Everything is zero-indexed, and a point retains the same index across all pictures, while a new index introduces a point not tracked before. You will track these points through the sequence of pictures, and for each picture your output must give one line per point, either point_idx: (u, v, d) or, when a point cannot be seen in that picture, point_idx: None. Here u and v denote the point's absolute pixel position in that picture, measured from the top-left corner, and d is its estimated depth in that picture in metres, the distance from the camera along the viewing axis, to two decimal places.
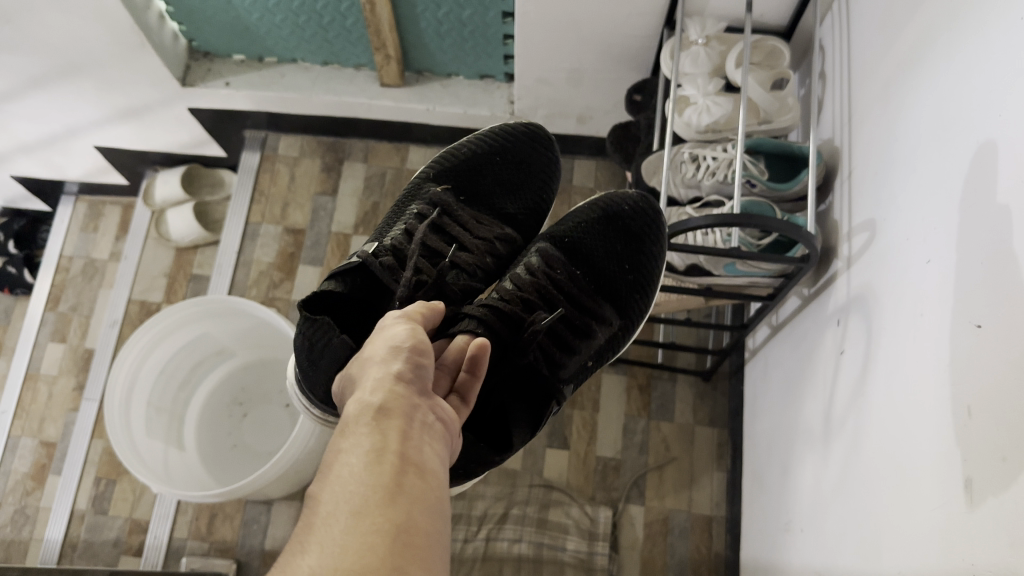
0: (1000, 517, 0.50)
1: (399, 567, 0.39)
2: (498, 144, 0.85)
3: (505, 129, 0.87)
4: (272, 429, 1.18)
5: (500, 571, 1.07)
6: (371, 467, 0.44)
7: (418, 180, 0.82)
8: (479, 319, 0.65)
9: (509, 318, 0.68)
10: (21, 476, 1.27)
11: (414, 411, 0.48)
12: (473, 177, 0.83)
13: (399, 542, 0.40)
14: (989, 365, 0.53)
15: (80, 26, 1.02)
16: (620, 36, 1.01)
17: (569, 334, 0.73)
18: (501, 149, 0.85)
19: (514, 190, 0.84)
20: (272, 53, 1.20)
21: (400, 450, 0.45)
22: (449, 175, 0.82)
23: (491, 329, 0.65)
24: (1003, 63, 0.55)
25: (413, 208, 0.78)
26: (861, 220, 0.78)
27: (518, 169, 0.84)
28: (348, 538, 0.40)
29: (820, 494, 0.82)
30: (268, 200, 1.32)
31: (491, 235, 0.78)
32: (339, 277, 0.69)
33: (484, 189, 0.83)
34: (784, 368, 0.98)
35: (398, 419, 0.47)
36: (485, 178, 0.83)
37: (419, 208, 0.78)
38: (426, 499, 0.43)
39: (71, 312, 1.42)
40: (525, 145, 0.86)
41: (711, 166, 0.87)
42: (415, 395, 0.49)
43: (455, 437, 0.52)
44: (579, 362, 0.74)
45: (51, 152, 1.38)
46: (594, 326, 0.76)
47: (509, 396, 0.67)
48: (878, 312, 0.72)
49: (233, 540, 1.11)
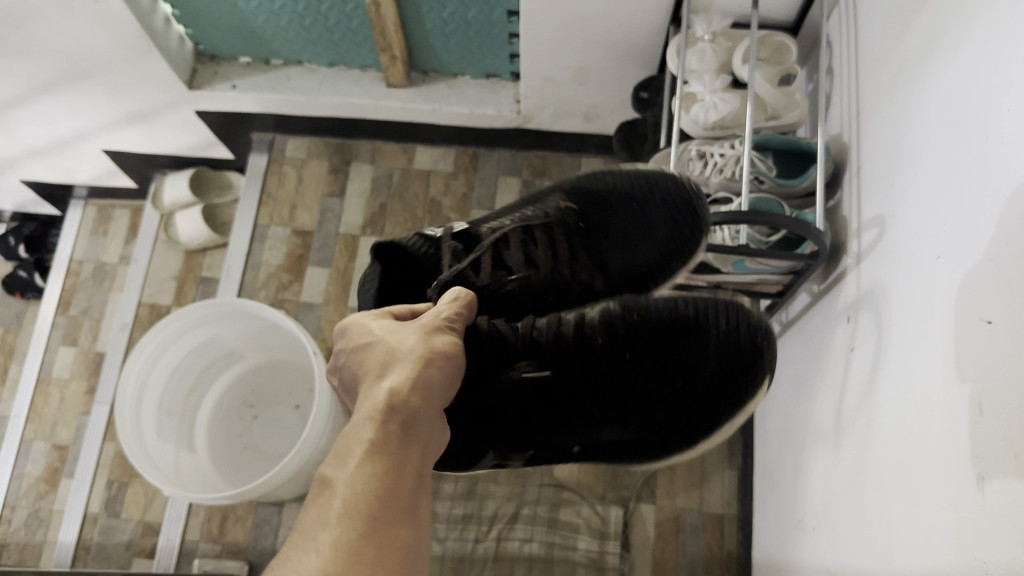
0: (1012, 513, 0.49)
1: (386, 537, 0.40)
2: (648, 189, 0.75)
3: (671, 191, 0.73)
4: (283, 431, 1.18)
5: (512, 571, 1.07)
6: (388, 473, 0.43)
7: (558, 185, 0.81)
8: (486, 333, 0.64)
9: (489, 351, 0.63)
10: (34, 479, 1.27)
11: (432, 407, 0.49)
12: (604, 208, 0.78)
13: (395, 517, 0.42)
14: (1000, 362, 0.52)
15: (86, 31, 1.02)
16: (626, 33, 1.01)
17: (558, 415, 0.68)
18: (641, 194, 0.75)
19: (622, 245, 0.78)
20: (277, 55, 1.21)
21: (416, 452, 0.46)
22: (583, 195, 0.79)
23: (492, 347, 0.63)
24: (1010, 56, 0.55)
25: (537, 212, 0.79)
26: (870, 215, 0.78)
27: (627, 231, 0.77)
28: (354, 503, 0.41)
29: (831, 492, 0.81)
30: (276, 202, 1.32)
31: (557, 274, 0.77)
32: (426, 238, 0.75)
33: (595, 224, 0.79)
34: (795, 365, 0.97)
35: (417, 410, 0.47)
36: (618, 213, 0.77)
37: (537, 213, 0.79)
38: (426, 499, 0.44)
39: (82, 316, 1.42)
40: (664, 203, 0.74)
41: (718, 163, 0.86)
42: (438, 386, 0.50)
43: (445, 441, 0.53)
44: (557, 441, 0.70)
45: (60, 156, 1.38)
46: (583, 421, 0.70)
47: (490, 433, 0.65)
48: (888, 308, 0.71)
49: (245, 542, 1.11)
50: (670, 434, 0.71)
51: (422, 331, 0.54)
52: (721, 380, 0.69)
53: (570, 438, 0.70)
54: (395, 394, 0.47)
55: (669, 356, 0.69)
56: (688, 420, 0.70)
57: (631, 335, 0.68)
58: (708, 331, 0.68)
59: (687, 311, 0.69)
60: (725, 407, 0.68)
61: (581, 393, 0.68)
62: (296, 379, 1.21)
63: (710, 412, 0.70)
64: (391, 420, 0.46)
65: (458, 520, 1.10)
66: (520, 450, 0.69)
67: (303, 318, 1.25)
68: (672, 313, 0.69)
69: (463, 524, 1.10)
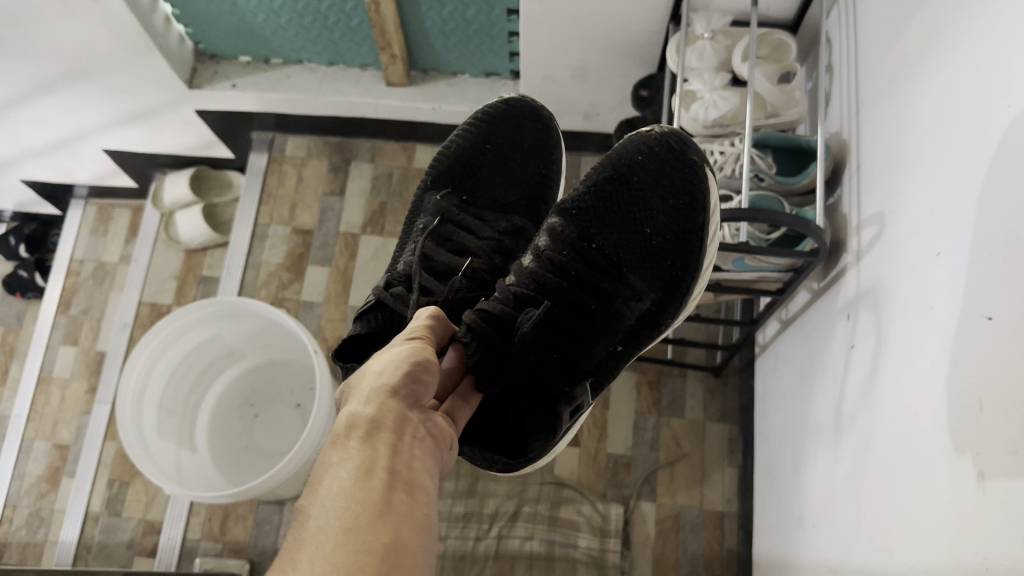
0: (1012, 510, 0.49)
1: (362, 544, 0.43)
2: (483, 132, 0.93)
3: (487, 115, 0.93)
4: (284, 429, 1.18)
5: (513, 569, 1.07)
6: (359, 483, 0.46)
7: (422, 193, 0.92)
8: (471, 328, 0.61)
9: (500, 322, 0.63)
10: (35, 479, 1.28)
11: (405, 423, 0.50)
12: (472, 168, 0.92)
13: (372, 526, 0.44)
14: (999, 360, 0.52)
15: (86, 30, 1.02)
16: (626, 31, 1.01)
17: (580, 322, 0.73)
18: (486, 136, 0.93)
19: (509, 178, 0.91)
20: (277, 54, 1.21)
21: (389, 465, 0.47)
22: (444, 178, 0.92)
23: (483, 337, 0.61)
24: (1009, 53, 0.55)
25: (422, 221, 0.87)
26: (870, 212, 0.78)
27: (509, 154, 0.92)
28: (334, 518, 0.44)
29: (831, 489, 0.82)
30: (276, 201, 1.32)
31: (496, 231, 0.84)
32: (365, 316, 0.71)
33: (481, 182, 0.91)
34: (795, 362, 0.97)
35: (389, 429, 0.49)
36: (485, 159, 0.92)
37: (427, 220, 0.87)
38: (412, 513, 0.46)
39: (82, 315, 1.42)
40: (515, 128, 0.92)
41: (718, 161, 0.87)
42: (407, 409, 0.51)
43: (446, 447, 0.54)
44: (604, 349, 0.74)
45: (60, 156, 1.38)
46: (617, 306, 0.75)
47: (522, 406, 0.71)
48: (888, 305, 0.71)
49: (246, 540, 1.11)
50: (666, 265, 0.76)
51: (396, 348, 0.55)
52: (667, 180, 0.75)
53: (600, 340, 0.74)
54: (359, 412, 0.50)
55: (615, 201, 0.77)
56: (666, 251, 0.75)
57: (578, 220, 0.77)
58: (627, 157, 0.77)
59: (606, 171, 0.78)
60: (679, 210, 0.74)
61: (572, 287, 0.74)
62: (296, 378, 1.21)
63: (678, 255, 0.75)
64: (366, 439, 0.48)
65: (458, 517, 1.10)
66: (577, 380, 0.73)
67: (303, 317, 1.25)
68: (603, 189, 0.78)
69: (463, 522, 1.10)
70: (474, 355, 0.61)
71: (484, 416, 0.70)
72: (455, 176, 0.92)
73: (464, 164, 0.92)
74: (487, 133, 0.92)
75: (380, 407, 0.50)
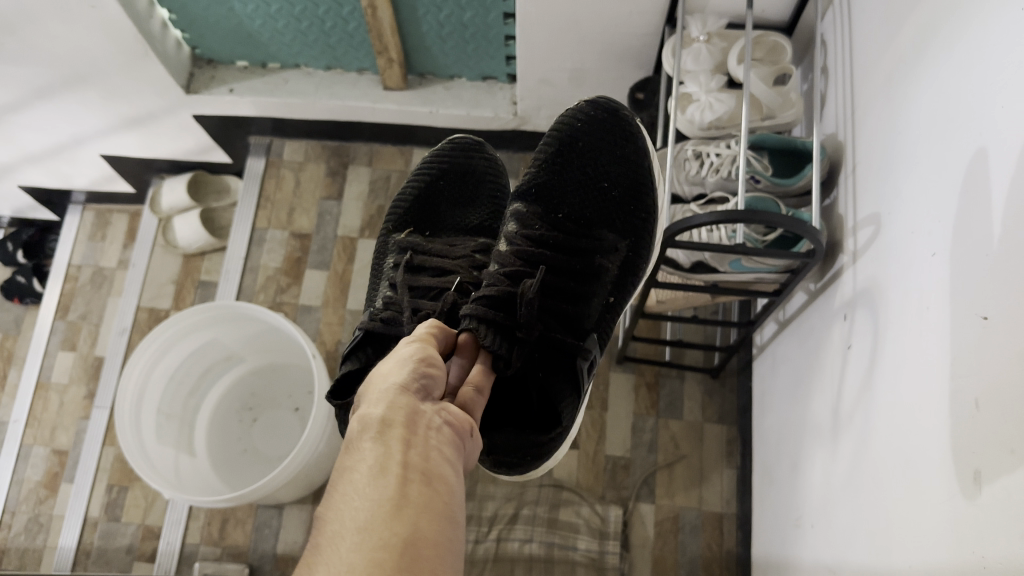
0: (1010, 509, 0.50)
1: (387, 538, 0.41)
2: (437, 167, 0.95)
3: (435, 151, 0.97)
4: (282, 433, 1.18)
5: (512, 571, 1.07)
6: (376, 480, 0.44)
7: (383, 235, 0.92)
8: (473, 316, 0.62)
9: (500, 300, 0.65)
10: (34, 484, 1.27)
11: (418, 417, 0.49)
12: (430, 204, 0.93)
13: (395, 520, 0.42)
14: (996, 358, 0.53)
15: (84, 36, 1.02)
16: (622, 35, 1.01)
17: (572, 284, 0.76)
18: (439, 171, 0.95)
19: (469, 203, 0.94)
20: (274, 59, 1.21)
21: (405, 460, 0.45)
22: (404, 219, 0.93)
23: (489, 320, 0.62)
24: (1003, 53, 0.55)
25: (389, 260, 0.87)
26: (866, 213, 0.78)
27: (463, 182, 0.95)
28: (355, 519, 0.42)
29: (830, 489, 0.82)
30: (274, 205, 1.32)
31: (469, 251, 0.85)
32: (354, 355, 0.71)
33: (442, 214, 0.93)
34: (792, 363, 0.98)
35: (400, 426, 0.47)
36: (441, 191, 0.94)
37: (394, 257, 0.86)
38: (434, 504, 0.44)
39: (81, 320, 1.42)
40: (460, 155, 0.96)
41: (715, 163, 0.87)
42: (419, 403, 0.50)
43: (468, 439, 0.52)
44: (599, 304, 0.78)
45: (57, 161, 1.38)
46: (601, 260, 0.79)
47: (545, 376, 0.68)
48: (884, 306, 0.72)
49: (246, 545, 1.11)
50: (630, 213, 0.81)
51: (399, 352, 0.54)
52: (607, 136, 0.82)
53: (595, 296, 0.78)
54: (370, 412, 0.48)
55: (567, 171, 0.82)
56: (626, 200, 0.81)
57: (538, 200, 0.81)
58: (566, 129, 0.82)
59: (552, 149, 0.82)
60: (623, 163, 0.82)
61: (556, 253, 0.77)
62: (294, 382, 1.21)
63: (633, 198, 0.81)
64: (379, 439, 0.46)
65: None
66: (585, 335, 0.75)
67: (302, 321, 1.25)
68: (553, 165, 0.82)
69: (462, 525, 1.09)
70: (489, 337, 0.61)
71: (502, 399, 0.72)
72: (414, 217, 0.93)
73: (423, 203, 0.93)
74: (439, 169, 0.95)
75: (391, 406, 0.49)
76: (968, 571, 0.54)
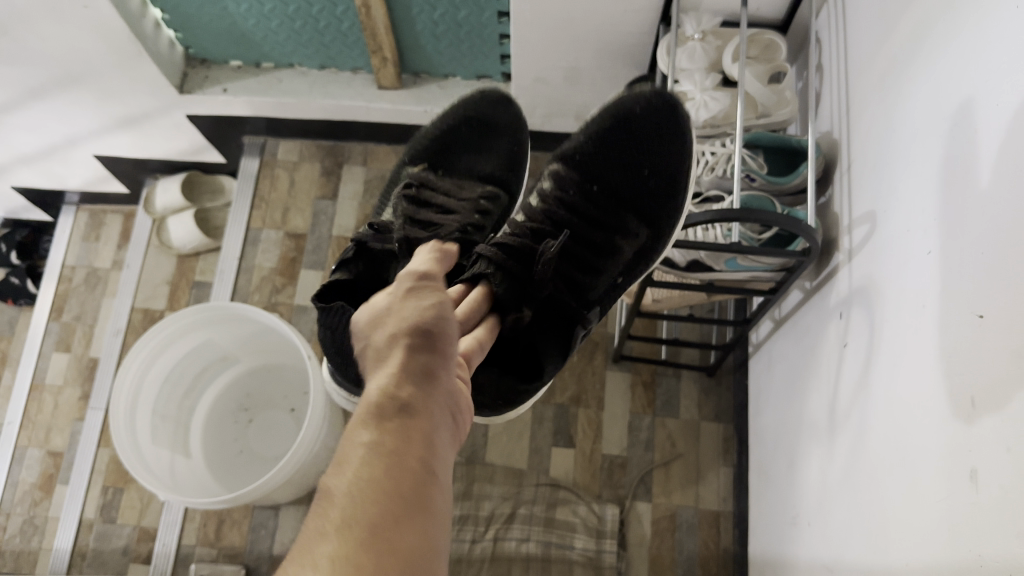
0: (1007, 509, 0.50)
1: (391, 543, 0.39)
2: (463, 111, 0.95)
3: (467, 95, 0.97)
4: (278, 434, 1.18)
5: (509, 572, 1.07)
6: (386, 472, 0.42)
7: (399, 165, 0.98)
8: (489, 260, 0.67)
9: (521, 253, 0.70)
10: (28, 486, 1.27)
11: (432, 401, 0.46)
12: (449, 147, 0.95)
13: (402, 524, 0.40)
14: (992, 357, 0.53)
15: (77, 36, 1.02)
16: (616, 33, 1.01)
17: (589, 255, 0.79)
18: (466, 117, 0.95)
19: (482, 151, 0.94)
20: (268, 58, 1.21)
21: (419, 454, 0.43)
22: (422, 153, 0.95)
23: (502, 267, 0.67)
24: (998, 51, 0.55)
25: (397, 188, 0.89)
26: (861, 212, 0.78)
27: (479, 132, 0.94)
28: (358, 515, 0.40)
29: (826, 487, 0.82)
30: (269, 205, 1.32)
31: (474, 196, 0.87)
32: (346, 266, 0.76)
33: (456, 157, 0.94)
34: (788, 361, 0.98)
35: (416, 416, 0.45)
36: (460, 135, 0.95)
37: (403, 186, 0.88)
38: (438, 510, 0.42)
39: (75, 321, 1.42)
40: (484, 105, 0.95)
41: (710, 161, 0.87)
42: (435, 383, 0.47)
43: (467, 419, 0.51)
44: (607, 280, 0.81)
45: (50, 162, 1.38)
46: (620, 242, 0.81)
47: (538, 333, 0.73)
48: (880, 304, 0.72)
49: (242, 546, 1.11)
50: (662, 204, 0.82)
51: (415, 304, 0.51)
52: (660, 125, 0.82)
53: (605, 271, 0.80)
54: (386, 384, 0.46)
55: (616, 147, 0.84)
56: (661, 190, 0.82)
57: (578, 166, 0.84)
58: (624, 107, 0.83)
59: (606, 122, 0.84)
60: (669, 151, 0.82)
61: (581, 221, 0.81)
62: (290, 381, 1.20)
63: (670, 191, 0.81)
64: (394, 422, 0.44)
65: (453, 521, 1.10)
66: (586, 305, 0.79)
67: (297, 322, 1.25)
68: (599, 139, 0.84)
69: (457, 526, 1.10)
70: (501, 283, 0.67)
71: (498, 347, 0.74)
72: (432, 153, 0.95)
73: (440, 141, 0.95)
74: (466, 110, 0.95)
75: (407, 386, 0.46)
76: (964, 569, 0.54)
